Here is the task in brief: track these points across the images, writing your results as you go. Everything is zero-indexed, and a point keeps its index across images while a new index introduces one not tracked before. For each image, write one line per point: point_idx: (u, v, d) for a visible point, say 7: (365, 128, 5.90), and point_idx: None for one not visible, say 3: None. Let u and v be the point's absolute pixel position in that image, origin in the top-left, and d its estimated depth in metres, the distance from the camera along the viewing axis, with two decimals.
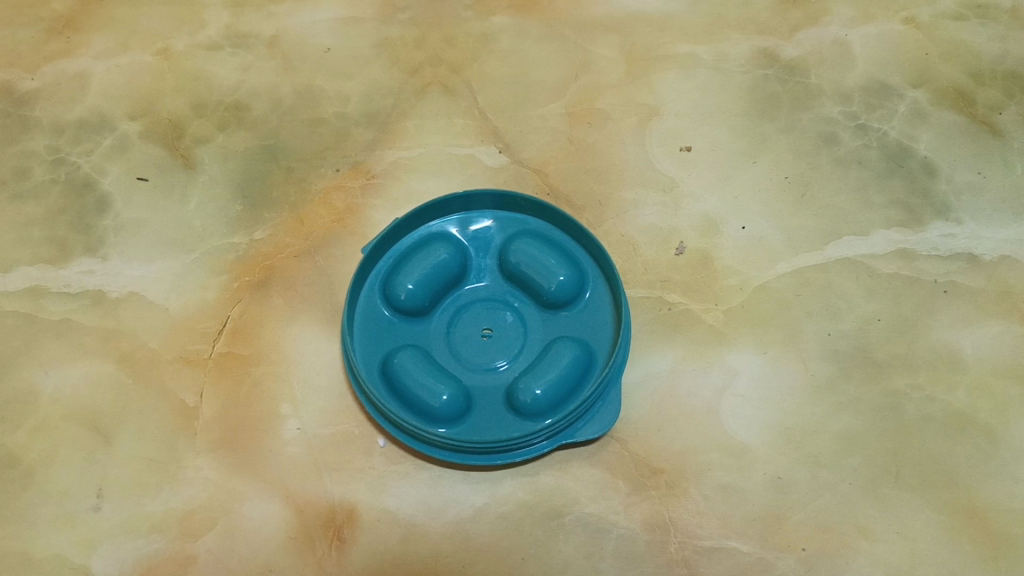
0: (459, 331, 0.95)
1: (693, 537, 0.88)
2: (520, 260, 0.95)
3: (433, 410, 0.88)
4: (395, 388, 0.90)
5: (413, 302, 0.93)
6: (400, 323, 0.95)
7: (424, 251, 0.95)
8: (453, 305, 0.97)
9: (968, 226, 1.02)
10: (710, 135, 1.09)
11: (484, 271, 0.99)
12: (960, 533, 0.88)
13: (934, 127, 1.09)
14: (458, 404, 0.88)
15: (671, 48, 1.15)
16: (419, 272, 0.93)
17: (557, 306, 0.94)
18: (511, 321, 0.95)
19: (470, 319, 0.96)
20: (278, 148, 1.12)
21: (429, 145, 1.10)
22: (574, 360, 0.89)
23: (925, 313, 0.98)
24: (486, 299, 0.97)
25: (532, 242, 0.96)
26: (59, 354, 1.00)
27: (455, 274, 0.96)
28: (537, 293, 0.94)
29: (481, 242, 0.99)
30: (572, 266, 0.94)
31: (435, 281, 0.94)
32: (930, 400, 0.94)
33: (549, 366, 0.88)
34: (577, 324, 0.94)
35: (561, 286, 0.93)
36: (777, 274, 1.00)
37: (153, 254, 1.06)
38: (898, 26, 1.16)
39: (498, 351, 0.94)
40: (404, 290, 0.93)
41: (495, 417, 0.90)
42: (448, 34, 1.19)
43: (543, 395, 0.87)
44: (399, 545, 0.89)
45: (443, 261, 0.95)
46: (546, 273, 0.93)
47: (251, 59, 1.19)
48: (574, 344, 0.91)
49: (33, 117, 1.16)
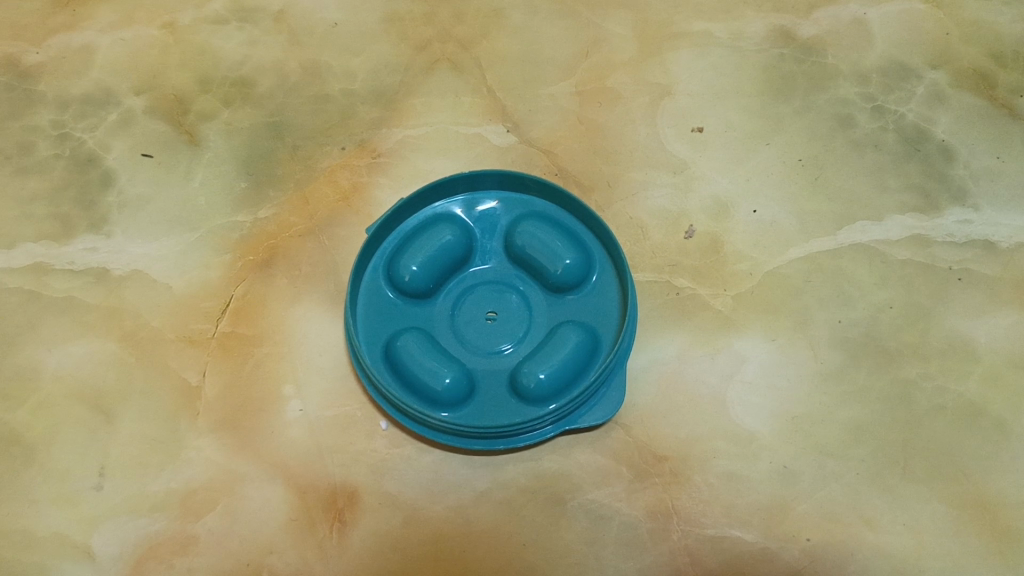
0: (463, 314, 0.94)
1: (697, 525, 0.87)
2: (525, 243, 0.93)
3: (435, 393, 0.87)
4: (398, 370, 0.89)
5: (417, 284, 0.92)
6: (404, 305, 0.94)
7: (429, 232, 0.94)
8: (458, 287, 0.96)
9: (986, 213, 1.00)
10: (723, 115, 1.06)
11: (489, 253, 0.97)
12: (967, 526, 0.87)
13: (954, 110, 1.06)
14: (460, 388, 0.87)
15: (685, 26, 1.12)
16: (423, 254, 0.92)
17: (563, 290, 0.93)
18: (516, 304, 0.94)
19: (474, 302, 0.95)
20: (283, 125, 1.11)
21: (436, 124, 1.09)
22: (579, 346, 0.88)
23: (939, 302, 0.95)
24: (492, 281, 0.96)
25: (538, 224, 0.94)
26: (62, 331, 1.00)
27: (461, 256, 0.94)
28: (543, 276, 0.93)
29: (487, 223, 0.98)
30: (579, 249, 0.93)
31: (439, 264, 0.93)
32: (942, 390, 0.92)
33: (553, 351, 0.87)
34: (583, 308, 0.93)
35: (568, 269, 0.91)
36: (788, 260, 0.98)
37: (157, 232, 1.05)
38: (920, 5, 1.12)
39: (502, 334, 0.92)
40: (407, 272, 0.92)
41: (498, 402, 0.89)
42: (457, 10, 1.16)
43: (547, 380, 0.86)
44: (401, 528, 0.89)
45: (448, 243, 0.93)
46: (552, 256, 0.91)
47: (256, 34, 1.17)
48: (579, 329, 0.89)
49: (38, 91, 1.15)
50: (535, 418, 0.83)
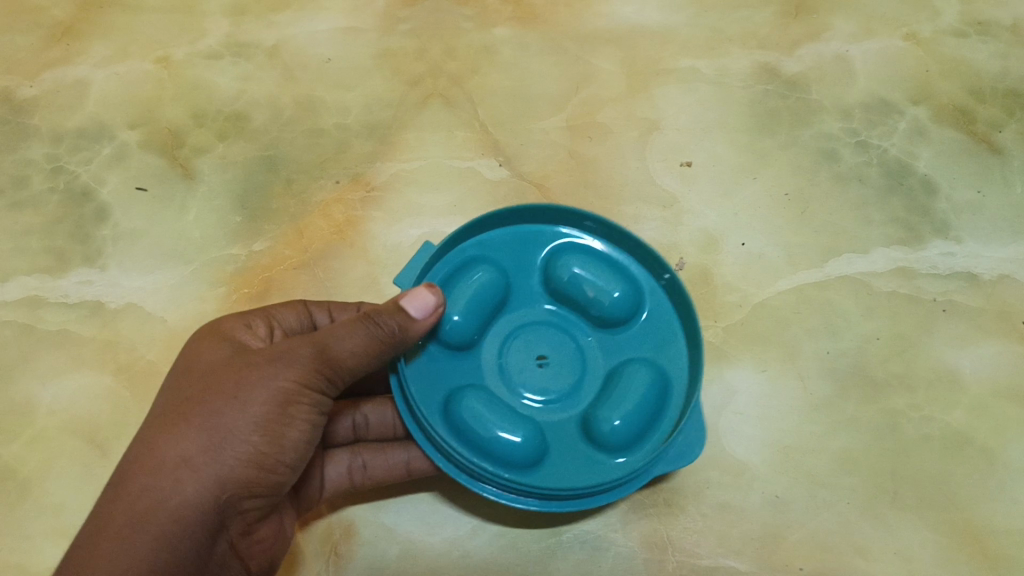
0: (512, 362, 0.85)
1: (691, 556, 0.88)
2: (572, 276, 0.86)
3: (512, 456, 0.78)
4: (458, 438, 0.78)
5: (461, 334, 0.83)
6: (446, 360, 0.84)
7: (464, 276, 0.84)
8: (500, 333, 0.87)
9: (967, 244, 1.03)
10: (711, 150, 1.09)
11: (528, 292, 0.89)
12: (958, 554, 0.88)
13: (934, 144, 1.09)
14: (536, 447, 0.79)
15: (672, 62, 1.15)
16: (464, 299, 0.82)
17: (618, 324, 0.87)
18: (570, 346, 0.87)
19: (521, 347, 0.86)
20: (278, 159, 1.12)
21: (430, 158, 1.11)
22: (651, 382, 0.81)
23: (924, 332, 0.97)
24: (538, 323, 0.88)
25: (580, 256, 0.87)
26: (58, 365, 1.02)
27: (501, 297, 0.86)
28: (594, 311, 0.86)
29: (519, 260, 0.89)
30: (626, 279, 0.87)
31: (479, 308, 0.83)
32: (929, 420, 0.93)
33: (626, 394, 0.80)
34: (642, 344, 0.86)
35: (620, 301, 0.85)
36: (777, 291, 1.00)
37: (151, 265, 1.07)
38: (900, 43, 1.15)
39: (561, 380, 0.85)
40: (449, 322, 0.82)
41: (576, 455, 0.81)
42: (449, 45, 1.18)
43: (624, 426, 0.79)
44: (397, 561, 0.89)
45: (488, 284, 0.84)
46: (603, 289, 0.85)
47: (250, 69, 1.19)
48: (646, 365, 0.83)
49: (32, 125, 1.16)
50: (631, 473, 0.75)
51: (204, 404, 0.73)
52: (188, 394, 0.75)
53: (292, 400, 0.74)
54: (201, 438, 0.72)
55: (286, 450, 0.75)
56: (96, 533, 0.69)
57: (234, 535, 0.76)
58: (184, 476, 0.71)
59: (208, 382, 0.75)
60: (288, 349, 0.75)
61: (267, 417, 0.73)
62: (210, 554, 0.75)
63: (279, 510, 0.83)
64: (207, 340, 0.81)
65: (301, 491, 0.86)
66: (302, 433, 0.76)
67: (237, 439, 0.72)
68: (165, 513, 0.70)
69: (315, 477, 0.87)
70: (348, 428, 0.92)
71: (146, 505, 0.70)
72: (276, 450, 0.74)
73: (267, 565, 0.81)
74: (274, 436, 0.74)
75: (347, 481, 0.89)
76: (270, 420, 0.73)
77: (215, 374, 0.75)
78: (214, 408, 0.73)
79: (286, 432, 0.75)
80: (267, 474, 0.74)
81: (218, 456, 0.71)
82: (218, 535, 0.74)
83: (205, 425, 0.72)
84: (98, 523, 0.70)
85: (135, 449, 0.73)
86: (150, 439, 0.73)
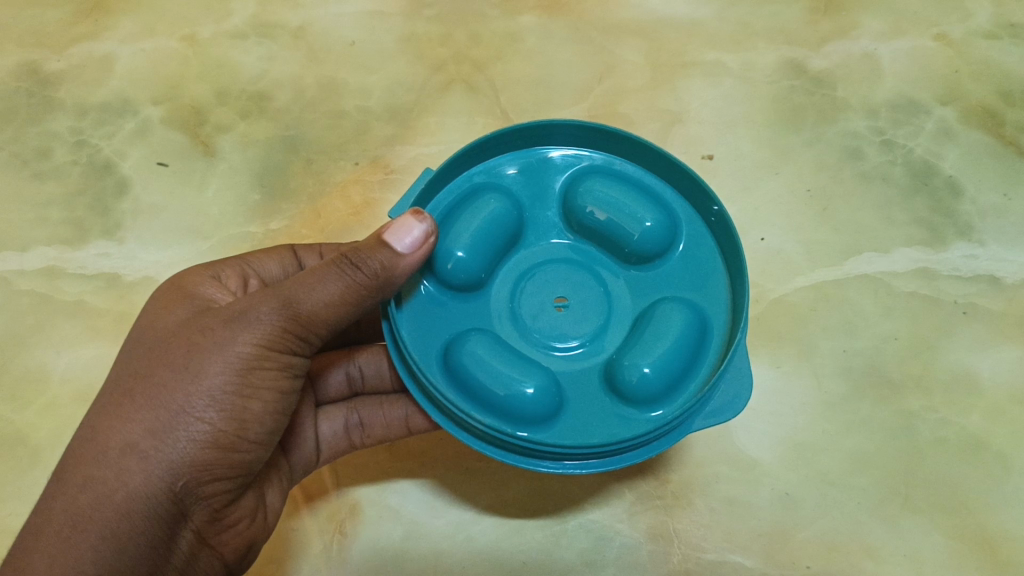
0: (528, 303, 0.82)
1: (696, 549, 0.87)
2: (596, 207, 0.81)
3: (522, 408, 0.74)
4: (462, 387, 0.75)
5: (470, 272, 0.79)
6: (452, 301, 0.81)
7: (473, 205, 0.80)
8: (515, 272, 0.84)
9: (991, 248, 1.01)
10: (734, 144, 1.08)
11: (546, 227, 0.85)
12: (968, 559, 0.86)
13: (961, 146, 1.07)
14: (551, 397, 0.75)
15: (698, 55, 1.14)
16: (471, 233, 0.79)
17: (647, 261, 0.82)
18: (593, 287, 0.83)
19: (540, 287, 0.82)
20: (298, 139, 1.13)
21: (449, 143, 1.11)
22: (686, 325, 0.76)
23: (943, 335, 0.96)
24: (558, 261, 0.84)
25: (606, 182, 0.82)
26: (72, 335, 1.03)
27: (515, 229, 0.82)
28: (622, 245, 0.81)
29: (536, 192, 0.86)
30: (660, 209, 0.81)
31: (492, 241, 0.80)
32: (945, 422, 0.92)
33: (656, 339, 0.75)
34: (675, 284, 0.82)
35: (651, 233, 0.80)
36: (795, 287, 0.98)
37: (168, 239, 1.08)
38: (930, 43, 1.14)
39: (581, 323, 0.81)
40: (454, 258, 0.78)
41: (597, 406, 0.77)
42: (473, 31, 1.18)
43: (654, 374, 0.74)
44: (400, 543, 0.89)
45: (499, 214, 0.80)
46: (631, 219, 0.80)
47: (275, 49, 1.19)
48: (679, 306, 0.78)
49: (58, 98, 1.17)
50: (658, 427, 0.70)
51: (152, 381, 0.70)
52: (140, 367, 0.72)
53: (255, 367, 0.71)
54: (148, 419, 0.69)
55: (248, 423, 0.72)
56: (38, 535, 0.66)
57: (198, 523, 0.73)
58: (131, 464, 0.68)
59: (160, 355, 0.72)
60: (246, 310, 0.72)
61: (225, 389, 0.70)
62: (173, 546, 0.72)
63: (257, 484, 0.81)
64: (170, 301, 0.79)
65: (297, 451, 0.86)
66: (268, 402, 0.74)
67: (191, 417, 0.69)
68: (115, 500, 0.67)
69: (312, 436, 0.87)
70: (343, 382, 0.91)
71: (91, 497, 0.67)
72: (236, 425, 0.72)
73: (243, 550, 0.78)
74: (233, 409, 0.71)
75: (345, 438, 0.89)
76: (229, 391, 0.71)
77: (168, 344, 0.72)
78: (166, 385, 0.70)
79: (249, 405, 0.72)
80: (229, 452, 0.72)
81: (170, 437, 0.69)
82: (179, 523, 0.71)
83: (153, 405, 0.69)
84: (39, 522, 0.67)
85: (83, 434, 0.71)
86: (97, 423, 0.70)
